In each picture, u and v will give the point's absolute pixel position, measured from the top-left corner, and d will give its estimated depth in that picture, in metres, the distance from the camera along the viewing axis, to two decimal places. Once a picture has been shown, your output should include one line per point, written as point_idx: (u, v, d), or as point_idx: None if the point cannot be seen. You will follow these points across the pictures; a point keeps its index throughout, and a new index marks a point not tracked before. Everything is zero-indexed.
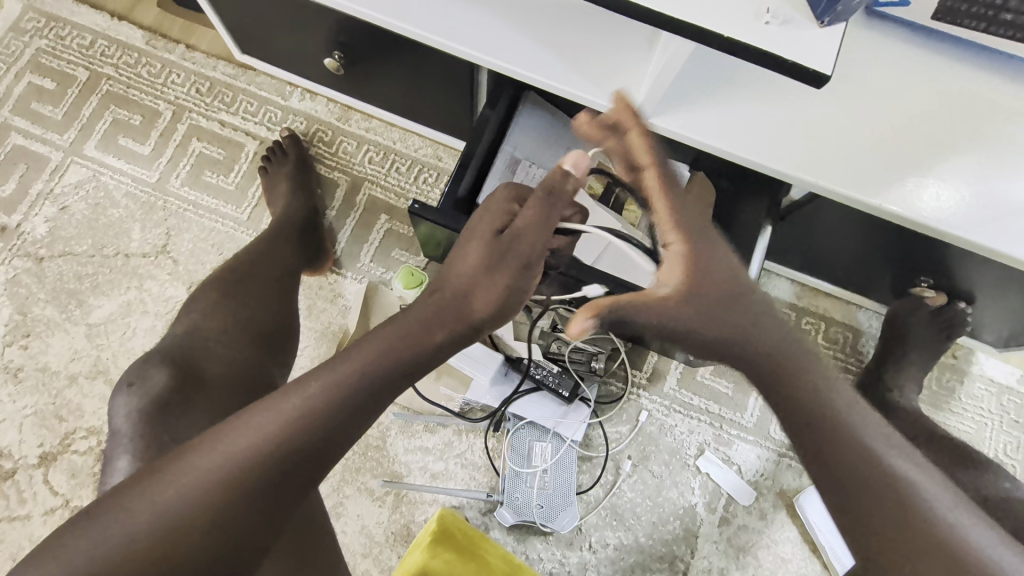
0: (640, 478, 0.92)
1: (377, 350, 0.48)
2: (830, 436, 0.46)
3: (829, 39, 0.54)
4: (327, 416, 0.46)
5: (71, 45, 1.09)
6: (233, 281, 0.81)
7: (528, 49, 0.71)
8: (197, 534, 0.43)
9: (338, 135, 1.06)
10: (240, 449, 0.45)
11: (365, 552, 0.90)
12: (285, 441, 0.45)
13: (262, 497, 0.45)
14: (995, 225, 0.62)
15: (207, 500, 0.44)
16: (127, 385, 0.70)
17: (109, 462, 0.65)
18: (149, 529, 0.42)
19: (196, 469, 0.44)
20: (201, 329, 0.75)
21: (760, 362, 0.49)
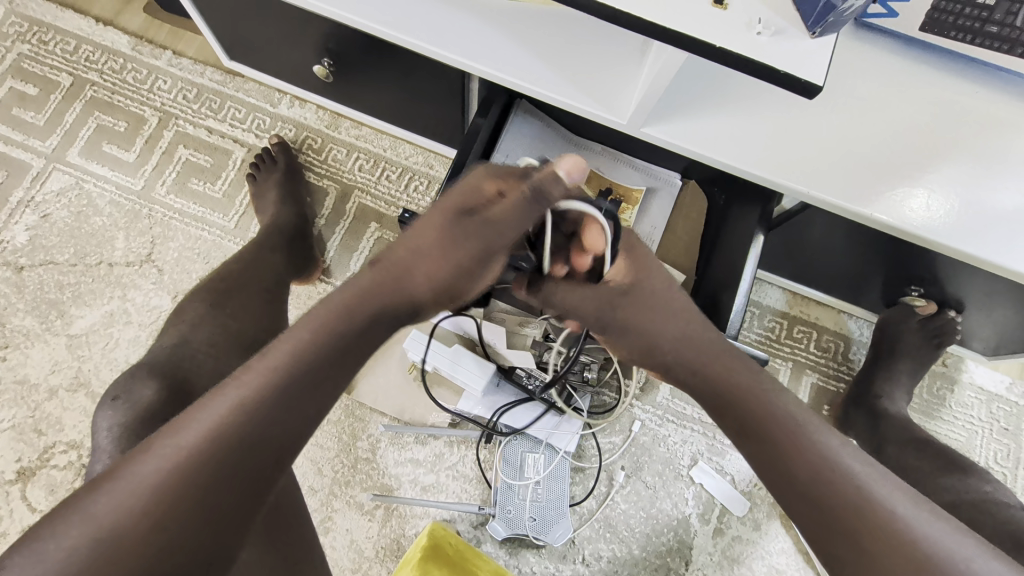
0: (634, 489, 0.91)
1: (321, 329, 0.49)
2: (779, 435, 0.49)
3: (820, 50, 0.54)
4: (275, 394, 0.46)
5: (54, 50, 1.07)
6: (221, 291, 0.80)
7: (518, 57, 0.71)
8: (148, 536, 0.40)
9: (328, 142, 1.05)
10: (183, 446, 0.43)
11: (354, 567, 0.88)
12: (233, 425, 0.44)
13: (216, 489, 0.42)
14: (985, 235, 0.62)
15: (153, 504, 0.41)
16: (112, 398, 0.67)
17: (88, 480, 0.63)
18: (98, 536, 0.40)
19: (138, 477, 0.42)
20: (187, 342, 0.73)
21: (702, 360, 0.54)
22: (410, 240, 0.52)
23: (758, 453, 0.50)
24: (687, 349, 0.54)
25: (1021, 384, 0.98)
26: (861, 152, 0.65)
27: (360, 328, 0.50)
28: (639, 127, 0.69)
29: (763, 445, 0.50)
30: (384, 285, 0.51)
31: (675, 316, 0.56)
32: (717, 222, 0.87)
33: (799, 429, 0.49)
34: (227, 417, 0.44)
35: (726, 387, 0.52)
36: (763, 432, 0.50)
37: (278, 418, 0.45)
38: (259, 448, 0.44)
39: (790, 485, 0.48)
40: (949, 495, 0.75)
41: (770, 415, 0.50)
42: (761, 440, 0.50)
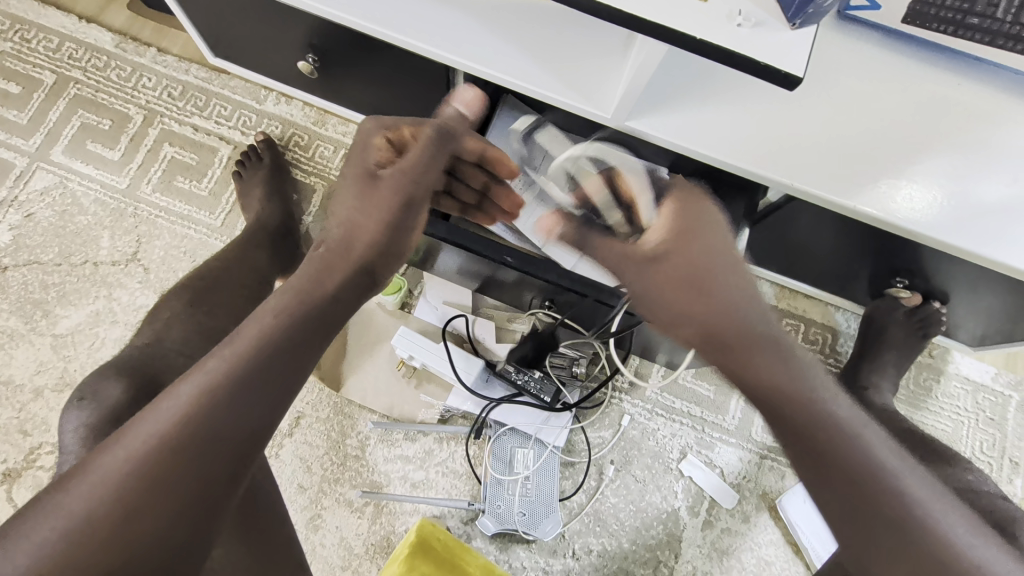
0: (623, 483, 0.92)
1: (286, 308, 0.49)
2: (831, 443, 0.47)
3: (800, 42, 0.54)
4: (241, 374, 0.45)
5: (37, 48, 1.06)
6: (201, 291, 0.80)
7: (502, 52, 0.71)
8: (123, 524, 0.41)
9: (315, 139, 1.04)
10: (149, 437, 0.43)
11: (344, 565, 0.88)
12: (209, 408, 0.44)
13: (191, 474, 0.43)
14: (969, 227, 0.62)
15: (128, 491, 0.42)
16: (78, 400, 0.67)
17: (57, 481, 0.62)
18: (73, 526, 0.41)
19: (106, 470, 0.42)
20: (162, 342, 0.73)
21: (757, 352, 0.48)
22: (341, 208, 0.56)
23: (812, 476, 0.48)
24: (739, 347, 0.48)
25: (1007, 374, 0.98)
26: (844, 144, 0.65)
27: (327, 293, 0.51)
28: (624, 120, 0.69)
29: (823, 474, 0.47)
30: (335, 255, 0.53)
31: (728, 294, 0.48)
32: None
33: (855, 441, 0.47)
34: (196, 401, 0.44)
35: (786, 404, 0.47)
36: (823, 459, 0.47)
37: (242, 396, 0.45)
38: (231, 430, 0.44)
39: (847, 514, 0.46)
40: None
41: (832, 441, 0.47)
42: (821, 468, 0.47)
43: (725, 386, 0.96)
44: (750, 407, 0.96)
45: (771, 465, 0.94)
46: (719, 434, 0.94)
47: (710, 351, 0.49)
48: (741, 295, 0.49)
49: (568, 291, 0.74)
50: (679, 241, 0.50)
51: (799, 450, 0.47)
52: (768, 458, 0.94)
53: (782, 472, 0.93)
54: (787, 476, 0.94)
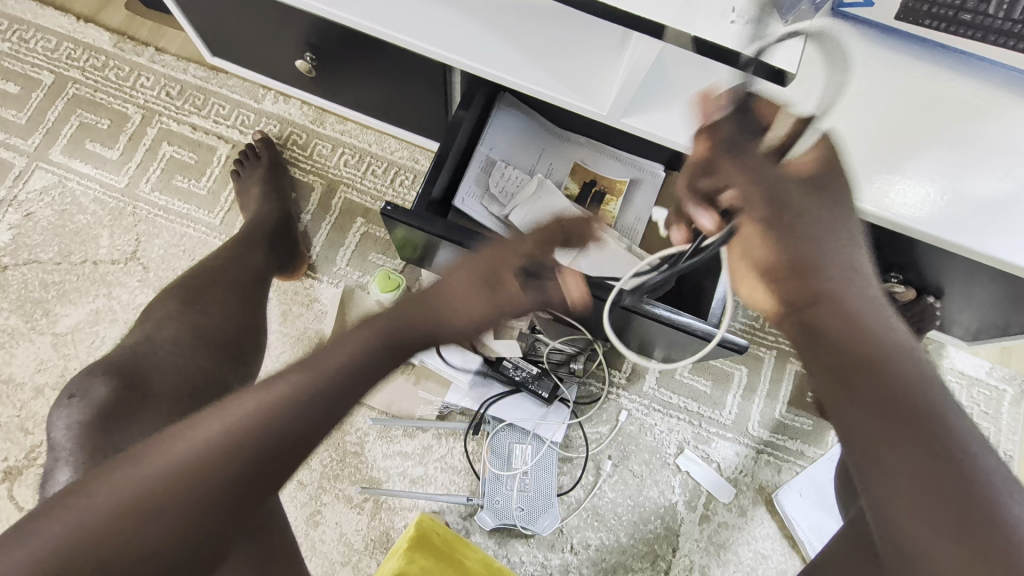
0: (621, 478, 0.92)
1: (352, 354, 0.47)
2: (912, 417, 0.35)
3: (794, 38, 0.54)
4: (296, 413, 0.44)
5: (35, 47, 1.06)
6: (196, 287, 0.79)
7: (498, 50, 0.71)
8: (146, 532, 0.39)
9: (312, 137, 1.05)
10: (154, 466, 0.41)
11: (344, 560, 0.88)
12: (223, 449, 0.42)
13: (188, 514, 0.40)
14: (965, 223, 0.63)
15: (160, 499, 0.40)
16: (67, 398, 0.67)
17: (50, 477, 0.63)
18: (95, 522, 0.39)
19: (101, 493, 0.40)
20: (153, 339, 0.73)
21: (842, 296, 0.39)
22: (443, 289, 0.50)
23: (846, 419, 0.36)
24: (807, 270, 0.39)
25: (1001, 368, 0.99)
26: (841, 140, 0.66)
27: (376, 363, 0.47)
28: (620, 118, 0.70)
29: (864, 415, 0.35)
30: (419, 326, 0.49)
31: (835, 234, 0.41)
32: None
33: (947, 427, 0.34)
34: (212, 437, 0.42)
35: (850, 335, 0.37)
36: (876, 402, 0.35)
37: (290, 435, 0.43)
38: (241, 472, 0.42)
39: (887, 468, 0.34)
40: None
41: (897, 386, 0.35)
42: (865, 410, 0.35)
43: (721, 381, 0.97)
44: (746, 402, 0.96)
45: (768, 459, 0.94)
46: (716, 429, 0.95)
47: (793, 289, 0.40)
48: (842, 235, 0.41)
49: None
50: (816, 178, 0.43)
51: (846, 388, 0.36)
52: (765, 452, 0.95)
53: (778, 466, 0.94)
54: (783, 470, 0.95)
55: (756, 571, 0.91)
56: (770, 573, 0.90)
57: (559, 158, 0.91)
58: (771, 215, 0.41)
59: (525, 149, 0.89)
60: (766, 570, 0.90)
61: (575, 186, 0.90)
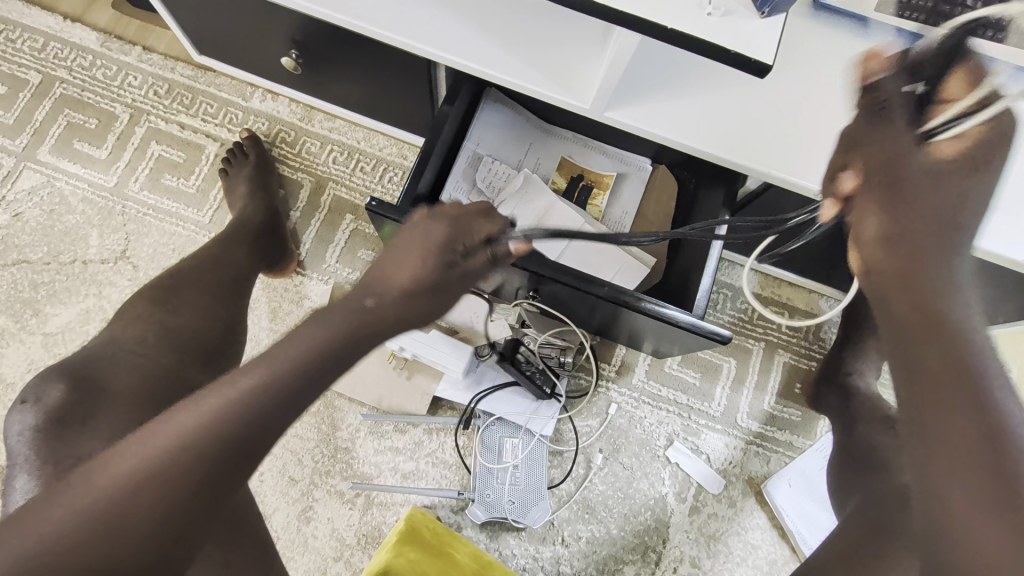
0: (612, 470, 0.93)
1: (299, 358, 0.45)
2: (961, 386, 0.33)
3: (770, 31, 0.55)
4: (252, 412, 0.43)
5: (22, 48, 1.06)
6: (169, 286, 0.76)
7: (481, 46, 0.71)
8: (107, 540, 0.39)
9: (301, 135, 1.05)
10: (110, 478, 0.40)
11: (336, 555, 0.89)
12: (172, 461, 0.41)
13: (150, 523, 0.40)
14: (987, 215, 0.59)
15: (122, 502, 0.40)
16: (21, 402, 0.65)
17: (10, 484, 0.60)
18: (58, 532, 0.38)
19: (59, 513, 0.39)
20: (129, 338, 0.70)
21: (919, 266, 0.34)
22: (397, 274, 0.48)
23: (908, 384, 0.34)
24: (889, 240, 0.34)
25: None
26: (818, 132, 0.67)
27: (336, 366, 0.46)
28: (603, 112, 0.70)
29: (925, 403, 0.34)
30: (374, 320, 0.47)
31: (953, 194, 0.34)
32: (686, 206, 0.87)
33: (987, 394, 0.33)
34: (161, 453, 0.41)
35: (911, 306, 0.34)
36: (947, 388, 0.33)
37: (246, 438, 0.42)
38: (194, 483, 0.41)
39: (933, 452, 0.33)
40: None
41: (969, 372, 0.33)
42: (924, 376, 0.34)
43: (710, 372, 0.97)
44: (735, 394, 0.97)
45: (757, 450, 0.95)
46: (706, 421, 0.96)
47: (880, 263, 0.35)
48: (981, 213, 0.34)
49: (551, 281, 0.73)
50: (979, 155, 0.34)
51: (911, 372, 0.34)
52: (754, 444, 0.95)
53: (767, 457, 0.94)
54: (773, 460, 0.95)
55: (746, 561, 0.91)
56: (761, 563, 0.91)
57: (546, 154, 0.91)
58: (886, 170, 0.35)
59: (512, 145, 0.90)
60: (756, 561, 0.91)
61: (561, 181, 0.91)
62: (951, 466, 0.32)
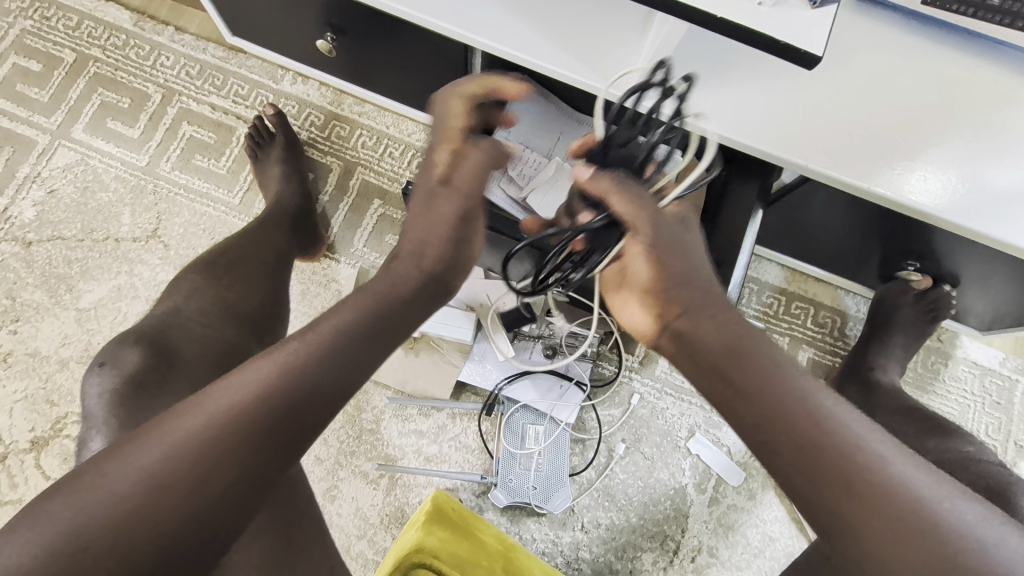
0: (632, 460, 0.94)
1: (343, 323, 0.48)
2: (763, 388, 0.45)
3: (821, 21, 0.54)
4: (316, 370, 0.46)
5: (57, 26, 1.07)
6: (218, 263, 0.78)
7: (520, 32, 0.71)
8: (179, 498, 0.41)
9: (331, 119, 1.05)
10: (180, 442, 0.42)
11: (360, 533, 0.90)
12: (239, 416, 0.44)
13: (216, 479, 0.42)
14: (987, 210, 0.64)
15: (196, 463, 0.42)
16: (107, 363, 0.67)
17: (90, 445, 0.62)
18: (130, 492, 0.41)
19: (135, 463, 0.42)
20: (180, 310, 0.72)
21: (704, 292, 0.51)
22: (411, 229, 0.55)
23: (743, 401, 0.45)
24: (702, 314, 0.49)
25: (1015, 358, 0.99)
26: (861, 127, 0.66)
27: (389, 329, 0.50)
28: None
29: (782, 438, 0.43)
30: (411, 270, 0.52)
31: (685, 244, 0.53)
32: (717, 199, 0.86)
33: (784, 385, 0.45)
34: (225, 410, 0.44)
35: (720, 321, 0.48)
36: (761, 394, 0.45)
37: (306, 401, 0.45)
38: (262, 439, 0.43)
39: (810, 484, 0.42)
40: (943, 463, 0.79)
41: (768, 372, 0.45)
42: (743, 389, 0.45)
43: None
44: None
45: None
46: None
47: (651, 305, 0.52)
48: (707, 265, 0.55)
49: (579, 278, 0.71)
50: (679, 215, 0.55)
51: (768, 451, 0.44)
52: None
53: None
54: None
55: (763, 553, 0.92)
56: (778, 555, 0.92)
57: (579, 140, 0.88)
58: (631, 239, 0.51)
59: (544, 132, 0.87)
60: (774, 553, 0.92)
61: None
62: (815, 485, 0.42)
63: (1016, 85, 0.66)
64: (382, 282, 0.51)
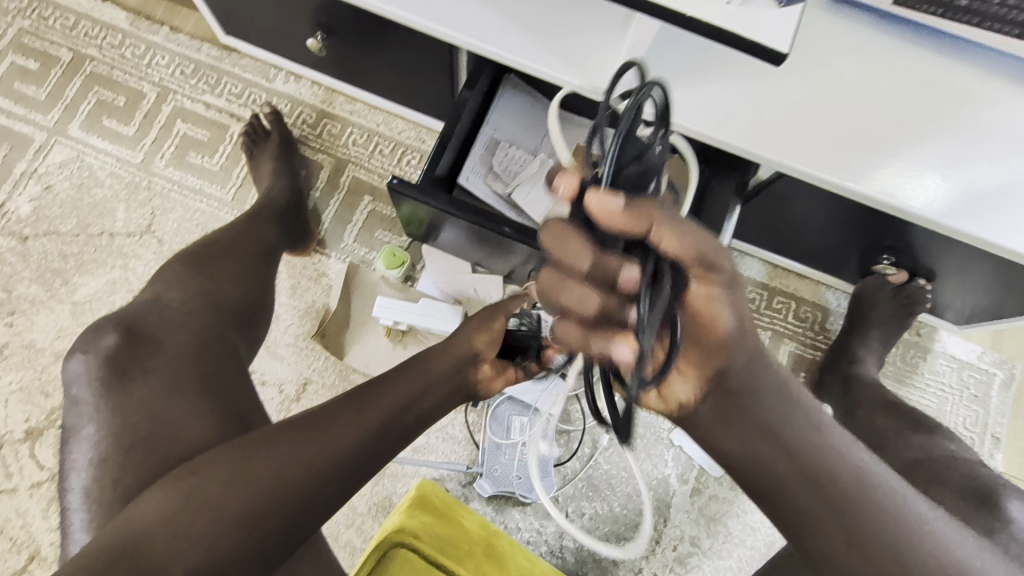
0: (616, 451, 0.95)
1: (397, 395, 0.57)
2: (812, 456, 0.46)
3: (787, 19, 0.56)
4: (366, 434, 0.54)
5: (54, 26, 1.09)
6: (202, 254, 0.79)
7: (503, 31, 0.73)
8: (232, 522, 0.49)
9: (323, 117, 1.07)
10: (250, 473, 0.51)
11: (348, 522, 0.92)
12: (301, 466, 0.51)
13: (268, 513, 0.50)
14: (957, 205, 0.66)
15: (259, 496, 0.50)
16: (98, 348, 0.69)
17: (82, 428, 0.64)
18: (200, 506, 0.49)
19: (211, 482, 0.50)
20: (171, 297, 0.73)
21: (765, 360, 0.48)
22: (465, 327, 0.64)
23: (790, 467, 0.47)
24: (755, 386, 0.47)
25: (992, 352, 1.01)
26: (833, 125, 0.68)
27: (433, 403, 0.59)
28: None
29: (825, 504, 0.45)
30: (453, 355, 0.61)
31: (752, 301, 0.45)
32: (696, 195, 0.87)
33: (831, 451, 0.46)
34: (291, 458, 0.52)
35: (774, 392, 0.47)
36: (810, 462, 0.46)
37: (357, 460, 0.54)
38: (312, 491, 0.51)
39: (846, 545, 0.45)
40: None
41: (817, 442, 0.47)
42: (792, 457, 0.46)
43: None
44: None
45: None
46: None
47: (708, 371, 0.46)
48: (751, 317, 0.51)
49: None
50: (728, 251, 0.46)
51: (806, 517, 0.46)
52: None
53: None
54: None
55: (744, 542, 0.94)
56: (759, 544, 0.93)
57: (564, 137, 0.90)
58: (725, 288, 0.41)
59: (528, 130, 0.90)
60: (755, 542, 0.93)
61: None
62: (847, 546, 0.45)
63: (985, 84, 0.68)
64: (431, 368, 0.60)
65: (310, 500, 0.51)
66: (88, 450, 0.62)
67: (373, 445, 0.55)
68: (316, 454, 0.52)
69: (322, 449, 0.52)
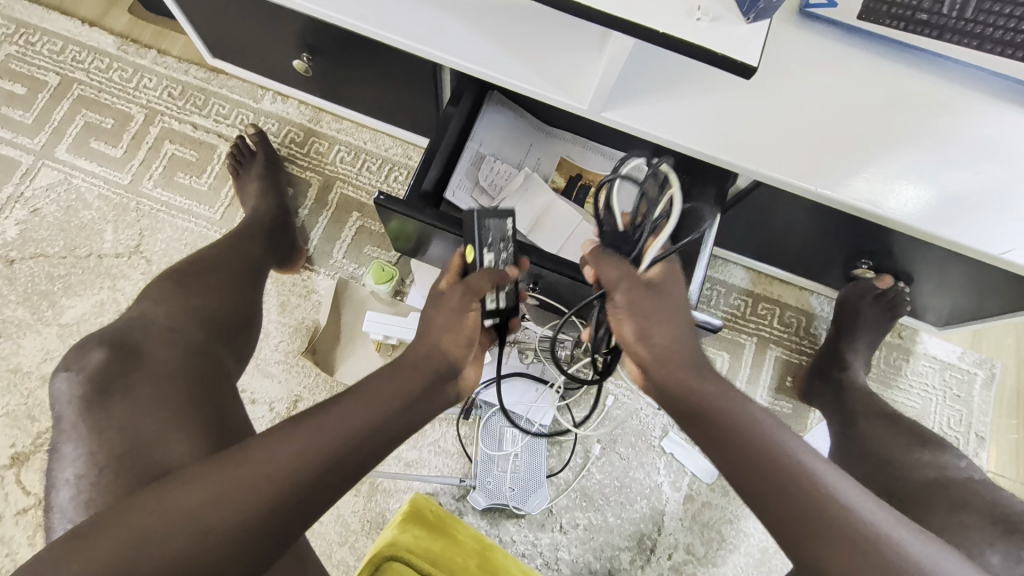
0: (608, 460, 0.96)
1: (359, 409, 0.52)
2: (741, 455, 0.47)
3: (756, 34, 0.59)
4: (325, 454, 0.49)
5: (41, 51, 1.10)
6: (187, 274, 0.79)
7: (484, 50, 0.75)
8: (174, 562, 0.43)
9: (311, 135, 1.09)
10: (196, 502, 0.45)
11: (342, 540, 0.92)
12: (252, 492, 0.46)
13: (214, 551, 0.44)
14: (923, 207, 0.68)
15: (204, 530, 0.44)
16: (84, 368, 0.68)
17: (67, 450, 0.64)
18: (134, 544, 0.43)
19: (151, 515, 0.45)
20: (158, 313, 0.73)
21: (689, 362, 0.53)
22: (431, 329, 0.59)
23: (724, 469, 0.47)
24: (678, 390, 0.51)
25: (972, 352, 1.03)
26: (804, 133, 0.71)
27: (399, 418, 0.53)
28: (599, 111, 0.73)
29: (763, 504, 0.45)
30: (418, 365, 0.56)
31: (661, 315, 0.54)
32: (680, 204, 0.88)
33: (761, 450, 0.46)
34: (242, 484, 0.46)
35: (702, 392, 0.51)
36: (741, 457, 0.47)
37: (316, 485, 0.48)
38: (264, 521, 0.46)
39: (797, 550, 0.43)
40: (908, 455, 0.82)
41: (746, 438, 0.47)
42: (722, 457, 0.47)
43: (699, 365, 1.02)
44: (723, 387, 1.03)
45: None
46: None
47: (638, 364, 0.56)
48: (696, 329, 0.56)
49: (553, 275, 0.76)
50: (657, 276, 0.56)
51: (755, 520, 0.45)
52: None
53: None
54: None
55: (739, 548, 0.94)
56: (753, 550, 0.94)
57: (548, 152, 0.92)
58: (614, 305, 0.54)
59: (513, 145, 0.92)
60: (749, 548, 0.94)
61: (560, 180, 0.92)
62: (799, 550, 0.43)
63: (950, 92, 0.71)
64: (394, 380, 0.54)
65: (260, 531, 0.46)
66: (75, 469, 0.62)
67: (336, 467, 0.49)
68: (270, 478, 0.47)
69: (275, 471, 0.47)
